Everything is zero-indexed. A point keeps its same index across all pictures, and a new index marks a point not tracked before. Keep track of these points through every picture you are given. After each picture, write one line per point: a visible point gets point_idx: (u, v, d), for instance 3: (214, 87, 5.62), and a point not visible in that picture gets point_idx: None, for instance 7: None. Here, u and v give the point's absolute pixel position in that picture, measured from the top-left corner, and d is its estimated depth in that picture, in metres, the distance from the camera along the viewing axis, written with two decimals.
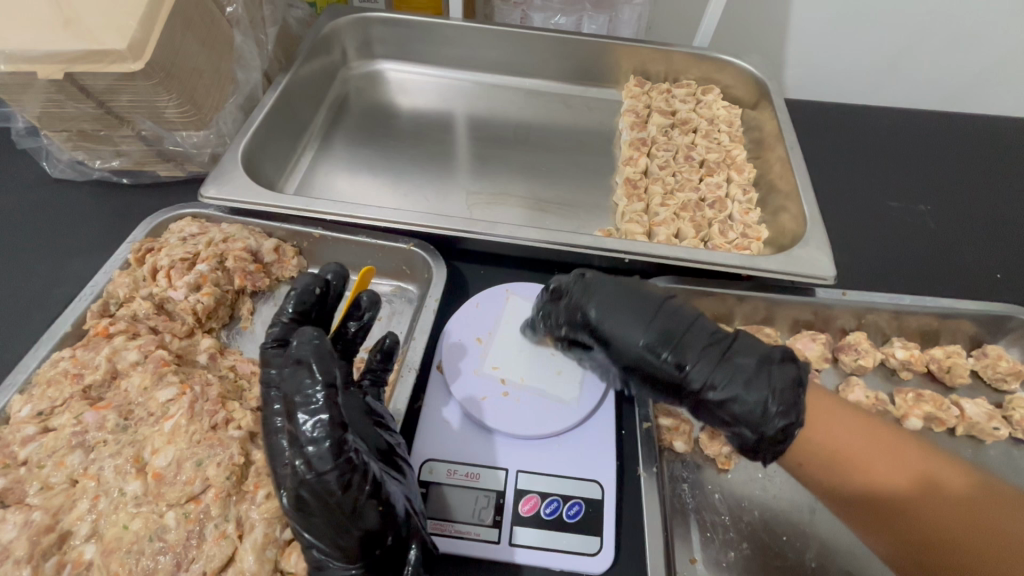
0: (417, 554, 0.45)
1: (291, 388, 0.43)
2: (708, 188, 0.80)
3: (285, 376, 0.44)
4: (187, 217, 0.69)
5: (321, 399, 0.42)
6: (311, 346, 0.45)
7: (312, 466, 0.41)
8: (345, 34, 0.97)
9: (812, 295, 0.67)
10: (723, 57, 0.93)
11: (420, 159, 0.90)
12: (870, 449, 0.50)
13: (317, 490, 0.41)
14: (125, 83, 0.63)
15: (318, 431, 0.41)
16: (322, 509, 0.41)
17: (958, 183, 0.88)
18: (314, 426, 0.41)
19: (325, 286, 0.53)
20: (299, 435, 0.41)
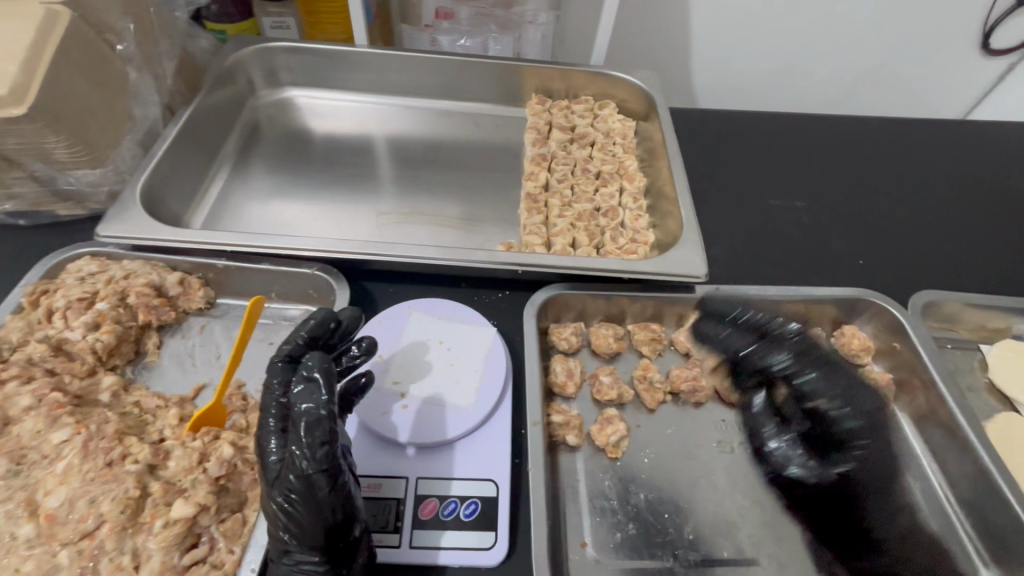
0: (363, 560, 0.49)
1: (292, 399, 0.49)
2: (602, 199, 0.86)
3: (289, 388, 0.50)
4: (85, 256, 0.69)
5: (325, 410, 0.48)
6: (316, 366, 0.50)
7: (303, 464, 0.46)
8: (250, 64, 0.98)
9: (692, 292, 0.74)
10: (616, 74, 1.00)
11: (332, 183, 0.92)
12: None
13: (303, 486, 0.45)
14: (8, 127, 0.63)
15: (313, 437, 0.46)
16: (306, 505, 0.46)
17: (827, 180, 0.97)
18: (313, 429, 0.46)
19: (338, 323, 0.57)
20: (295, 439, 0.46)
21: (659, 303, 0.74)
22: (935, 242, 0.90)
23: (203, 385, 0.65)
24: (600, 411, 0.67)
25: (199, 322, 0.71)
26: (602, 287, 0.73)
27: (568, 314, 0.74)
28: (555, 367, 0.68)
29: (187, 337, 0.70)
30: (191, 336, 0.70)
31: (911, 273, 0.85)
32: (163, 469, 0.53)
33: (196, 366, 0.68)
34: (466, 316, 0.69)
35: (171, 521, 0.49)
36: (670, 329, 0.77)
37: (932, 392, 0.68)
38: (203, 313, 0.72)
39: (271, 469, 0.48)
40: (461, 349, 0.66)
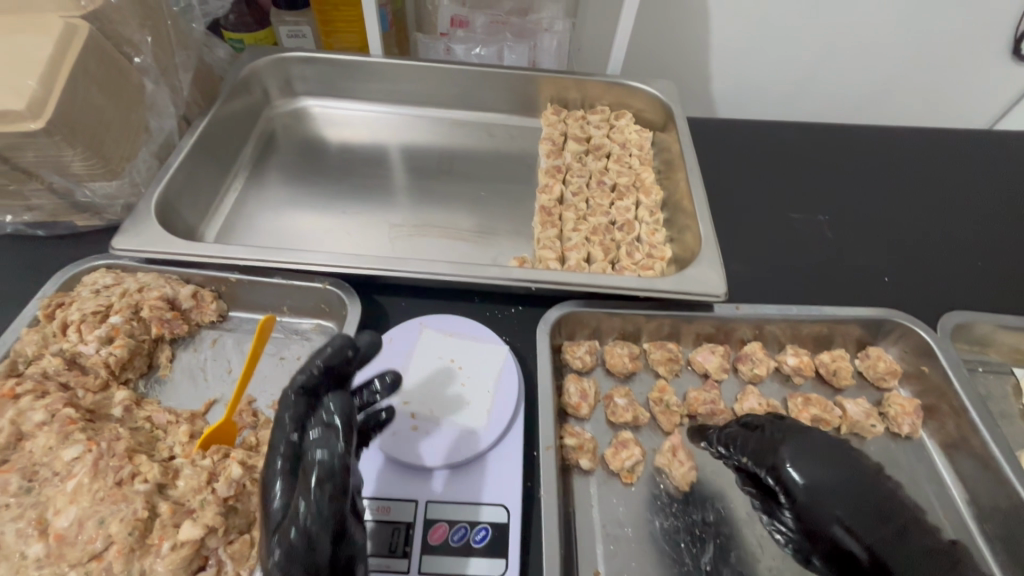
0: None
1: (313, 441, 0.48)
2: (617, 213, 0.84)
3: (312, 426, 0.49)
4: (100, 268, 0.70)
5: (339, 463, 0.48)
6: (335, 411, 0.50)
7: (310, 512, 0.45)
8: (266, 75, 0.98)
9: (710, 311, 0.72)
10: (633, 84, 0.98)
11: (345, 194, 0.92)
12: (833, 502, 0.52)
13: (306, 535, 0.44)
14: (27, 140, 0.64)
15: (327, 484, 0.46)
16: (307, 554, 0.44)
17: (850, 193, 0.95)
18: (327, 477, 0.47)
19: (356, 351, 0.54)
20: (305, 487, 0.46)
21: (676, 322, 0.72)
22: (964, 259, 0.86)
23: (214, 401, 0.65)
24: (616, 434, 0.65)
25: (211, 335, 0.71)
26: (616, 305, 0.71)
27: (582, 331, 0.72)
28: (568, 388, 0.66)
29: (199, 350, 0.70)
30: (203, 349, 0.70)
31: (939, 292, 0.82)
32: (173, 488, 0.53)
33: (208, 380, 0.67)
34: (479, 333, 0.68)
35: (179, 543, 0.48)
36: (687, 348, 0.75)
37: (963, 419, 0.65)
38: (215, 326, 0.72)
39: (276, 506, 0.46)
40: (472, 369, 0.65)
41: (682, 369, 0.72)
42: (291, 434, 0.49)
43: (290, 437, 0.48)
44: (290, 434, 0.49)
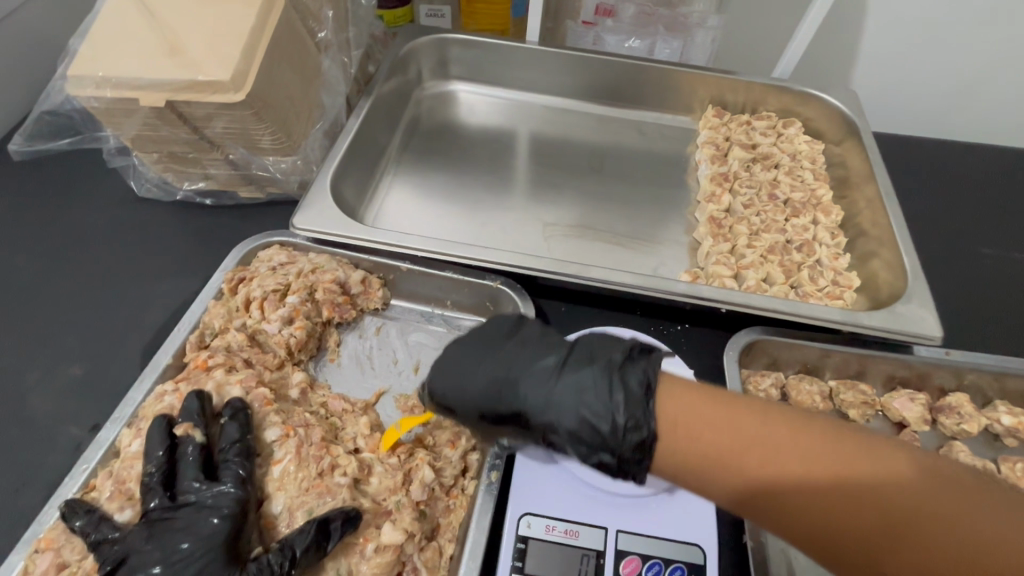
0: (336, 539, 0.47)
1: (533, 409, 0.49)
2: (794, 231, 0.78)
3: (524, 404, 0.49)
4: (275, 245, 0.69)
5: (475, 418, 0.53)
6: (198, 443, 0.51)
7: (600, 394, 0.46)
8: (421, 54, 0.96)
9: (909, 353, 0.64)
10: (808, 90, 0.90)
11: (495, 184, 0.89)
12: (774, 444, 0.40)
13: (618, 426, 0.45)
14: (223, 111, 0.64)
15: (602, 364, 0.48)
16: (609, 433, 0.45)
17: None
18: (576, 366, 0.49)
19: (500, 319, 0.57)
20: (576, 377, 0.48)
21: (876, 361, 0.64)
22: None
23: (384, 392, 0.64)
24: None
25: (374, 322, 0.70)
26: (808, 335, 0.64)
27: (764, 360, 0.66)
28: None
29: (365, 336, 0.69)
30: (368, 335, 0.69)
31: None
32: (367, 483, 0.53)
33: (374, 368, 0.66)
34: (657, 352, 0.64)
35: (382, 547, 0.48)
36: (876, 390, 0.68)
37: None
38: (377, 314, 0.71)
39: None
40: None
41: (873, 414, 0.65)
42: (198, 492, 0.48)
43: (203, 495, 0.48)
44: (193, 492, 0.48)
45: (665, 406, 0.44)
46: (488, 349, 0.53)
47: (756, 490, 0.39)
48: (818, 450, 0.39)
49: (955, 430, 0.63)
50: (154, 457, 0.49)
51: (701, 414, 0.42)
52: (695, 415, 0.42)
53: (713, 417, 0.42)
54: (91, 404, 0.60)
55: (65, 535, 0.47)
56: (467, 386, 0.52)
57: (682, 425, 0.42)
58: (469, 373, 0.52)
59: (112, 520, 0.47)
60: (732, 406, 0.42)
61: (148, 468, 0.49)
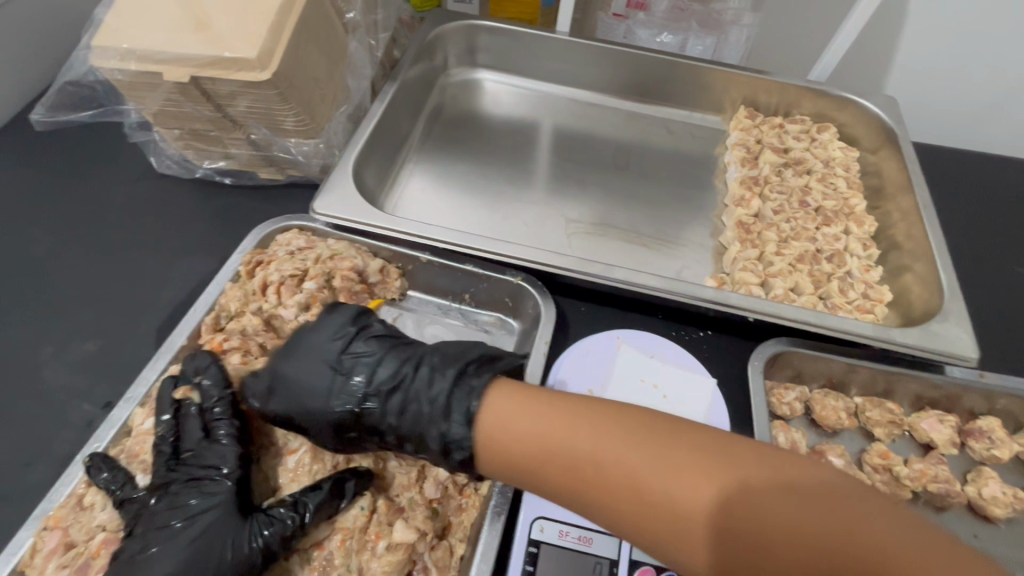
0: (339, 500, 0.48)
1: (355, 406, 0.50)
2: (825, 240, 0.75)
3: (362, 402, 0.50)
4: (294, 229, 0.68)
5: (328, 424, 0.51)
6: (198, 404, 0.50)
7: (430, 408, 0.49)
8: (449, 40, 0.94)
9: (942, 373, 0.62)
10: (847, 95, 0.87)
11: (517, 177, 0.87)
12: (606, 455, 0.42)
13: (443, 440, 0.48)
14: (248, 90, 0.62)
15: (441, 382, 0.50)
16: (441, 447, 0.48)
17: None
18: (419, 376, 0.50)
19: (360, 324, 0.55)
20: (415, 385, 0.50)
21: (906, 379, 0.62)
22: None
23: None
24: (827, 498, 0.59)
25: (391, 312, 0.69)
26: (837, 350, 0.62)
27: (789, 372, 0.64)
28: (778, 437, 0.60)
29: None
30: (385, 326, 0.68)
31: None
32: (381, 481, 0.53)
33: None
34: (679, 359, 0.64)
35: (394, 545, 0.47)
36: (903, 409, 0.66)
37: None
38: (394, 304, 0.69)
39: (182, 532, 0.44)
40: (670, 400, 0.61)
41: (899, 435, 0.63)
42: (201, 451, 0.48)
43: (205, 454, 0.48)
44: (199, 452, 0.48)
45: (521, 419, 0.45)
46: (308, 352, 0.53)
47: (630, 502, 0.40)
48: (641, 458, 0.41)
49: (987, 456, 0.61)
50: (162, 421, 0.49)
51: (565, 426, 0.44)
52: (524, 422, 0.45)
53: (582, 430, 0.43)
54: (103, 380, 0.60)
55: (74, 513, 0.46)
56: (303, 387, 0.51)
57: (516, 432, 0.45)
58: (304, 376, 0.51)
59: (134, 480, 0.48)
60: (561, 410, 0.45)
61: (158, 432, 0.49)
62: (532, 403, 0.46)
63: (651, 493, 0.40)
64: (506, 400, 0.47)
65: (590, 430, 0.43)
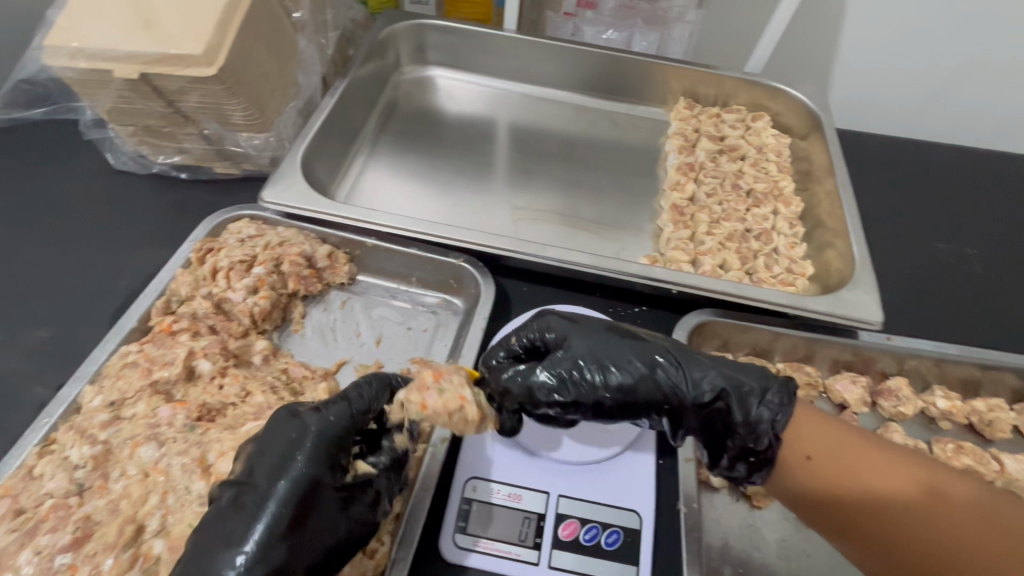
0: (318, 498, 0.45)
1: (723, 395, 0.51)
2: (754, 220, 0.80)
3: (728, 392, 0.51)
4: (245, 218, 0.71)
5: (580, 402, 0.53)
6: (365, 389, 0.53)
7: (736, 401, 0.51)
8: (401, 39, 0.98)
9: (855, 338, 0.67)
10: (777, 85, 0.92)
11: (467, 168, 0.91)
12: (886, 467, 0.46)
13: (751, 422, 0.50)
14: (195, 86, 0.65)
15: (742, 375, 0.52)
16: (749, 438, 0.50)
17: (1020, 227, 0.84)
18: (721, 374, 0.52)
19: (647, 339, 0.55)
20: (723, 386, 0.51)
21: (820, 345, 0.67)
22: None
23: (345, 361, 0.66)
24: None
25: (340, 296, 0.72)
26: (757, 319, 0.67)
27: (712, 342, 0.69)
28: None
29: (330, 310, 0.71)
30: (333, 309, 0.71)
31: None
32: None
33: (337, 340, 0.68)
34: None
35: None
36: (822, 373, 0.70)
37: None
38: (344, 288, 0.73)
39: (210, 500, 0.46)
40: None
41: (817, 396, 0.68)
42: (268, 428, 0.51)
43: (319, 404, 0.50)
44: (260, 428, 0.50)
45: (806, 433, 0.50)
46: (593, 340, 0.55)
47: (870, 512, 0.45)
48: (933, 488, 0.45)
49: (892, 411, 0.67)
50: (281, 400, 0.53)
51: (839, 442, 0.48)
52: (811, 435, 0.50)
53: (853, 450, 0.48)
54: (58, 364, 0.62)
55: (24, 483, 0.49)
56: (584, 349, 0.54)
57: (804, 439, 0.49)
58: (590, 340, 0.55)
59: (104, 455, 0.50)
60: (841, 430, 0.49)
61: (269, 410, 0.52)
62: (824, 423, 0.50)
63: (937, 517, 0.44)
64: (818, 418, 0.51)
65: (866, 451, 0.48)
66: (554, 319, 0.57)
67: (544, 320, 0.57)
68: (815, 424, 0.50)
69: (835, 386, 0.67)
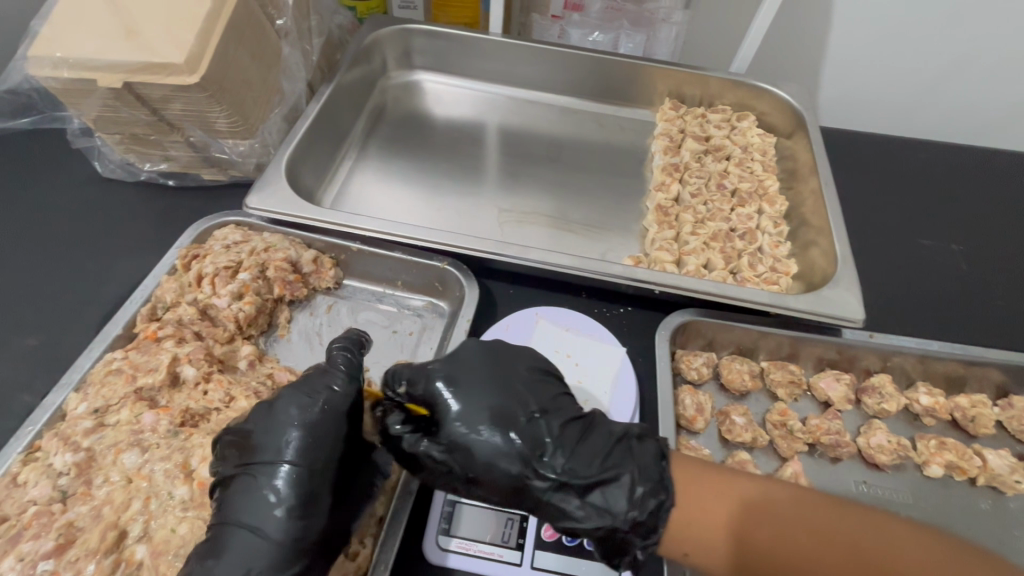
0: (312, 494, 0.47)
1: (604, 474, 0.49)
2: (738, 220, 0.81)
3: (612, 472, 0.49)
4: (230, 224, 0.71)
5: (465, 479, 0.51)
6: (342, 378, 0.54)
7: (623, 486, 0.48)
8: (386, 44, 0.99)
9: (837, 335, 0.67)
10: (762, 85, 0.92)
11: (453, 171, 0.92)
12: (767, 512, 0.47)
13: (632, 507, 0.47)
14: (180, 94, 0.66)
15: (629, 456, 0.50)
16: (594, 519, 0.48)
17: (1005, 223, 0.84)
18: (619, 452, 0.50)
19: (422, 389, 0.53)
20: (615, 469, 0.49)
21: (803, 343, 0.67)
22: None
23: None
24: (730, 453, 0.64)
25: (326, 300, 0.72)
26: (740, 318, 0.67)
27: (697, 341, 0.69)
28: (685, 399, 0.64)
29: (316, 314, 0.71)
30: (319, 314, 0.71)
31: None
32: None
33: (323, 344, 0.69)
34: (591, 332, 0.67)
35: None
36: (806, 371, 0.71)
37: None
38: (330, 293, 0.73)
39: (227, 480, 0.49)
40: (585, 368, 0.65)
41: (801, 394, 0.69)
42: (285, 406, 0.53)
43: (314, 382, 0.52)
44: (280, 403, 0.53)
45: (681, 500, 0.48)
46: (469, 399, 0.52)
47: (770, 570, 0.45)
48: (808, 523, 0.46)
49: (876, 408, 0.67)
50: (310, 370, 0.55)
51: (706, 501, 0.48)
52: (703, 506, 0.48)
53: (721, 502, 0.48)
54: (44, 372, 0.63)
55: (8, 490, 0.49)
56: (479, 408, 0.51)
57: (690, 528, 0.47)
58: (482, 399, 0.52)
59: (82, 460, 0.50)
60: (711, 487, 0.49)
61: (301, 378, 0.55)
62: (692, 482, 0.49)
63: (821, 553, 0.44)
64: (690, 479, 0.49)
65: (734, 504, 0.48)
66: (459, 368, 0.54)
67: (434, 377, 0.53)
68: (683, 487, 0.49)
69: (819, 384, 0.68)
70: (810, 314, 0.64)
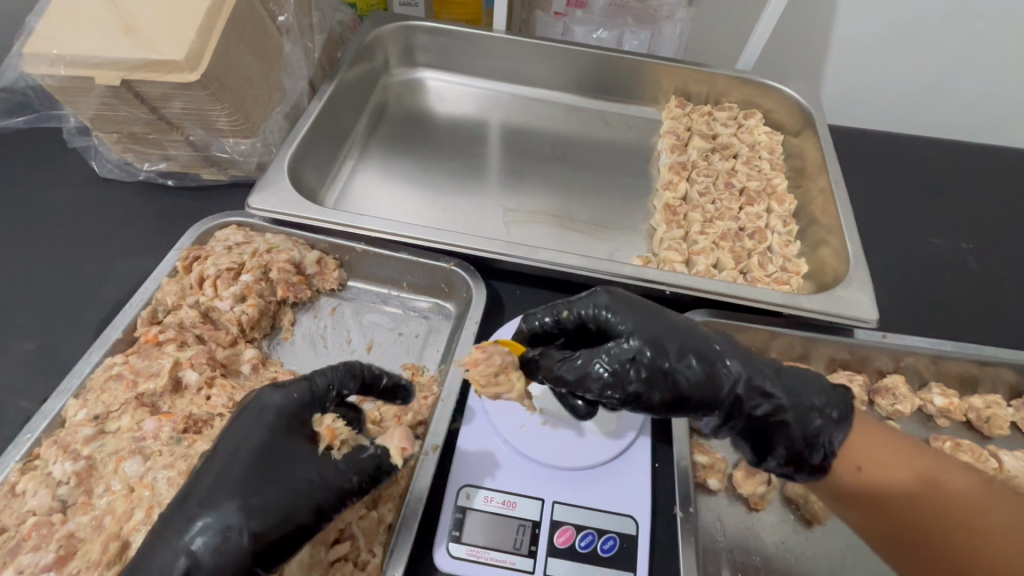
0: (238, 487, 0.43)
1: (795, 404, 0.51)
2: (747, 219, 0.80)
3: (793, 405, 0.51)
4: (231, 225, 0.70)
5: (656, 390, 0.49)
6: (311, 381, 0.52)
7: (787, 402, 0.51)
8: (388, 41, 0.97)
9: (850, 336, 0.66)
10: (768, 82, 0.92)
11: (458, 170, 0.90)
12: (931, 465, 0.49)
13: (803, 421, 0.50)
14: (180, 92, 0.64)
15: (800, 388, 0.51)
16: (791, 432, 0.50)
17: (1015, 220, 0.84)
18: (781, 376, 0.52)
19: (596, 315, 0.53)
20: (785, 387, 0.51)
21: (816, 344, 0.66)
22: None
23: None
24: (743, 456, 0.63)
25: (330, 302, 0.71)
26: (752, 318, 0.66)
27: None
28: None
29: (320, 316, 0.70)
30: (323, 316, 0.70)
31: None
32: None
33: (327, 348, 0.67)
34: None
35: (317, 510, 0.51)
36: (818, 371, 0.70)
37: None
38: (334, 295, 0.72)
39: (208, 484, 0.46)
40: None
41: None
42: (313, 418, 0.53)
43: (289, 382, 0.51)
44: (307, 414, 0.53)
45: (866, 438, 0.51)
46: (647, 318, 0.51)
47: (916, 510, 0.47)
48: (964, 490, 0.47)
49: (889, 409, 0.66)
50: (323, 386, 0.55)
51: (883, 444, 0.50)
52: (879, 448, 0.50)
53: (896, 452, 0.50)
54: (42, 377, 0.61)
55: (6, 500, 0.48)
56: (657, 343, 0.50)
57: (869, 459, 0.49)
58: (653, 331, 0.50)
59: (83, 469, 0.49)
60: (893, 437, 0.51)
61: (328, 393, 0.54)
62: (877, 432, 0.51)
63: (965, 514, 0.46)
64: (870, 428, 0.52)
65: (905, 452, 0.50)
66: (624, 304, 0.52)
67: (603, 305, 0.53)
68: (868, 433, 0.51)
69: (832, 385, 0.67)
70: (823, 314, 0.64)
